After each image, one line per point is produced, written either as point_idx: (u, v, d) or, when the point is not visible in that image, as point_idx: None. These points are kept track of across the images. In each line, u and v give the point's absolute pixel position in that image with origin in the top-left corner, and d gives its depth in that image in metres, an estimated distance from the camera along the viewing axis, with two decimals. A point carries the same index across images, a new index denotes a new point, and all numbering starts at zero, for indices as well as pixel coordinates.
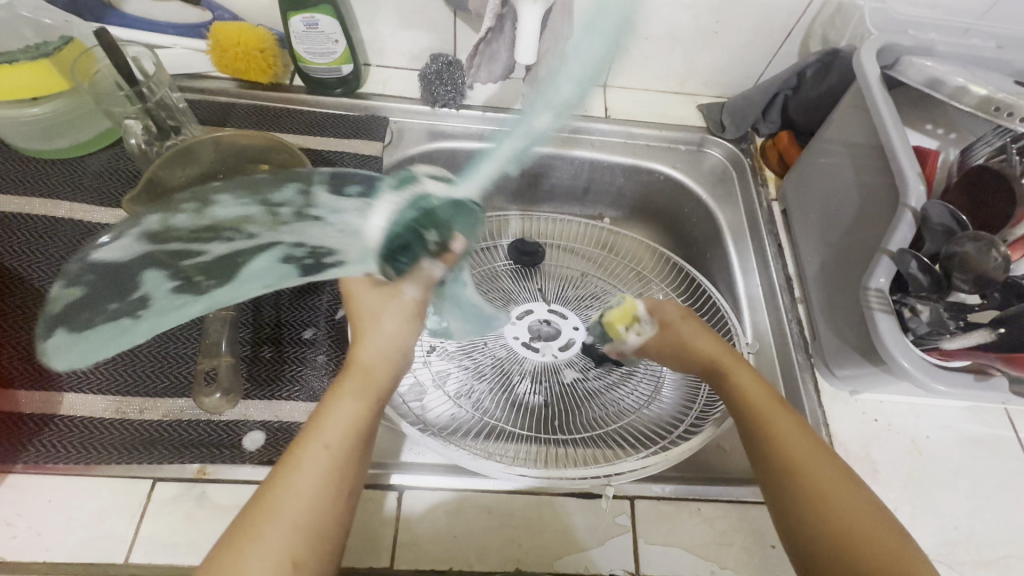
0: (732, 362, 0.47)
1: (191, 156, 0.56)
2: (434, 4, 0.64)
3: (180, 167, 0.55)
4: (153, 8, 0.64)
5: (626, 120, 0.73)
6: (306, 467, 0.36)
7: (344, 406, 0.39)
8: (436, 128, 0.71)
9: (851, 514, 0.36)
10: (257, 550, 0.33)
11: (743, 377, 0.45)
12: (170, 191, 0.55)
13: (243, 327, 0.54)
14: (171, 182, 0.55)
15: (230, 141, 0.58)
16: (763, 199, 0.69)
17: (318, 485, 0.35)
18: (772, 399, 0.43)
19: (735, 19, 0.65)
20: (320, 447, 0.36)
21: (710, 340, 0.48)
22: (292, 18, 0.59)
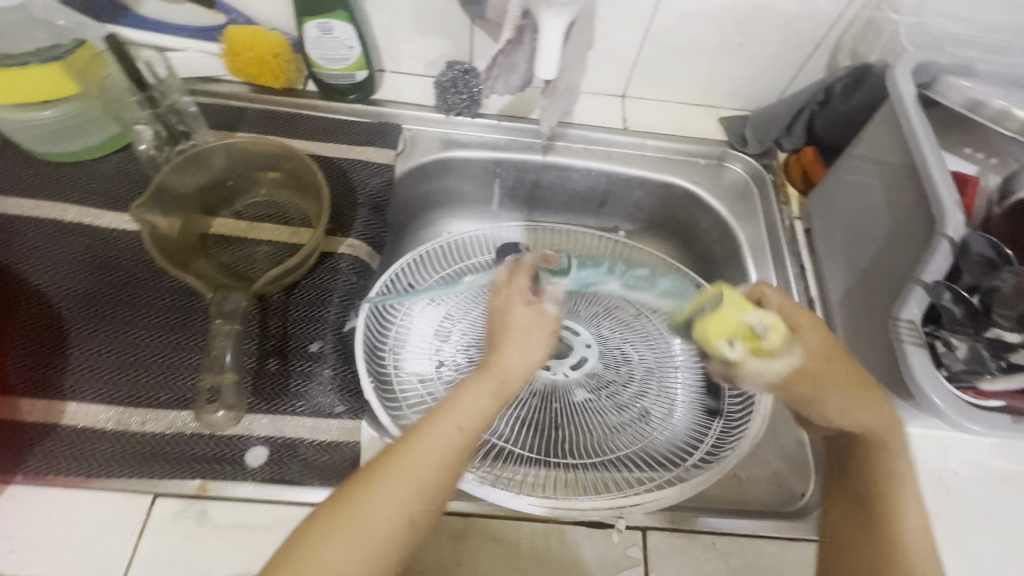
0: (896, 488, 0.41)
1: (200, 160, 0.54)
2: (451, 10, 0.63)
3: (188, 172, 0.54)
4: (168, 11, 0.64)
5: (645, 132, 0.71)
6: (438, 434, 0.38)
7: (479, 394, 0.41)
8: (450, 136, 0.69)
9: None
10: (386, 489, 0.35)
11: (909, 514, 0.40)
12: (180, 198, 0.53)
13: (248, 338, 0.53)
14: (179, 187, 0.53)
15: (241, 148, 0.56)
16: (785, 217, 0.67)
17: (445, 454, 0.38)
18: (927, 544, 0.39)
19: (762, 31, 0.63)
20: (451, 423, 0.39)
21: (843, 395, 0.43)
22: (306, 24, 0.58)
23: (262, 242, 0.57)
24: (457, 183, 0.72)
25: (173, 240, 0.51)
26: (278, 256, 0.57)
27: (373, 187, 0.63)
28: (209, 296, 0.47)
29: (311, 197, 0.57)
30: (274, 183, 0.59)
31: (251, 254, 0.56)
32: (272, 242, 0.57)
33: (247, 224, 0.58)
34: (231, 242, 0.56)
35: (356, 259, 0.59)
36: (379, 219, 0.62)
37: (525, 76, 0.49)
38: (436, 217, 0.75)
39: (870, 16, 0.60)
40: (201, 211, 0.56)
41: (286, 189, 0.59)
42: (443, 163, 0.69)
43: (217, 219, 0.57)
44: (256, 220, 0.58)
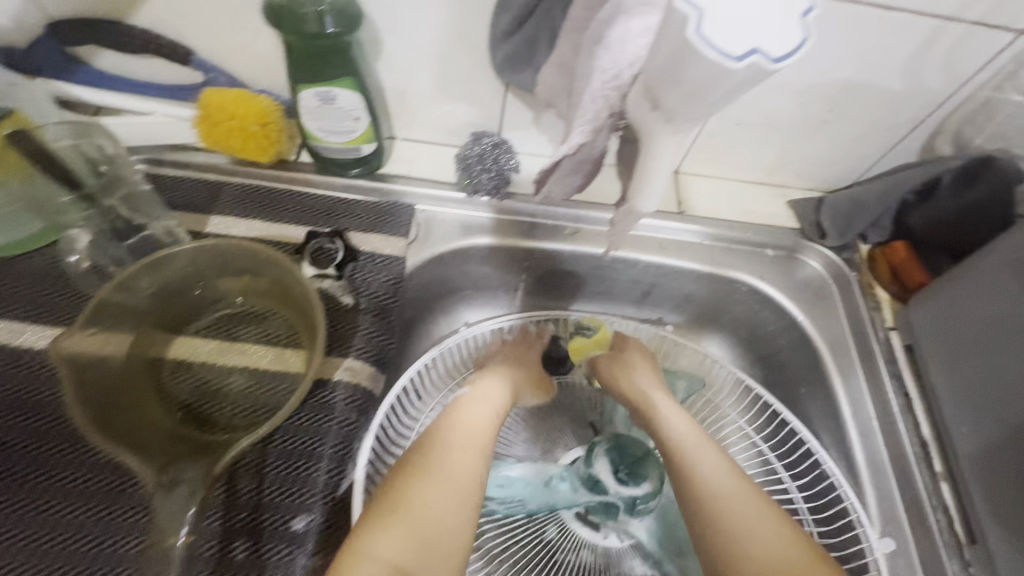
0: (704, 449, 0.45)
1: (154, 268, 0.41)
2: (482, 75, 0.51)
3: (143, 283, 0.40)
4: (130, 65, 0.52)
5: (703, 217, 0.60)
6: (444, 470, 0.41)
7: (435, 460, 0.41)
8: (472, 220, 0.58)
9: (789, 561, 0.38)
10: (402, 519, 0.37)
11: (671, 415, 0.48)
12: (122, 319, 0.40)
13: (211, 513, 0.40)
14: (127, 304, 0.40)
15: (210, 251, 0.42)
16: (878, 327, 0.55)
17: (457, 448, 0.42)
18: (697, 437, 0.46)
19: (855, 109, 0.52)
20: (451, 463, 0.41)
21: (683, 422, 0.47)
22: (303, 92, 0.46)
23: (236, 370, 0.44)
24: (478, 271, 0.60)
25: (111, 382, 0.38)
26: (257, 391, 0.44)
27: (378, 288, 0.51)
28: (153, 480, 0.33)
29: (300, 312, 0.44)
30: (252, 289, 0.46)
31: (222, 386, 0.44)
32: (249, 370, 0.45)
33: (217, 345, 0.45)
34: (196, 371, 0.44)
35: (355, 389, 0.46)
36: (386, 330, 0.50)
37: (588, 177, 0.38)
38: (449, 309, 0.62)
39: (988, 97, 0.50)
40: (155, 329, 0.43)
41: (267, 297, 0.46)
42: (464, 251, 0.57)
43: (180, 337, 0.45)
44: (229, 339, 0.46)
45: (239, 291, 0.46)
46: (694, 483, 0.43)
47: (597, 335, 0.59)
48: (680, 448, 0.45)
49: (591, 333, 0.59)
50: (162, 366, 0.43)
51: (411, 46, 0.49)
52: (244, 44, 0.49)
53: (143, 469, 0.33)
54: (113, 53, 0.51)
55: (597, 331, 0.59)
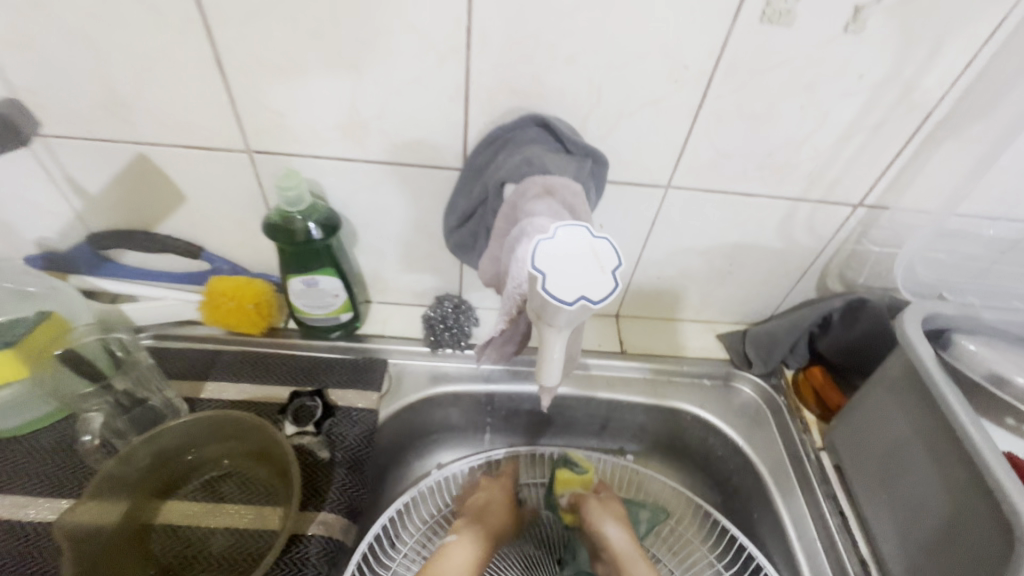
0: None
1: (149, 443, 0.47)
2: (442, 253, 0.62)
3: (141, 458, 0.47)
4: (151, 260, 0.63)
5: (643, 353, 0.68)
6: None
7: None
8: (439, 369, 0.65)
9: None
10: None
11: (638, 575, 0.54)
12: (118, 490, 0.45)
13: None
14: (126, 479, 0.46)
15: (202, 422, 0.49)
16: (810, 448, 0.61)
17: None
18: None
19: (750, 261, 0.64)
20: None
21: None
22: (291, 280, 0.56)
23: (218, 530, 0.48)
24: (447, 415, 0.66)
25: (101, 554, 0.43)
26: (237, 550, 0.48)
27: (353, 439, 0.57)
28: None
29: (278, 469, 0.50)
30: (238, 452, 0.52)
31: (203, 548, 0.48)
32: (230, 530, 0.49)
33: (202, 506, 0.50)
34: (181, 534, 0.48)
35: (328, 541, 0.50)
36: (359, 480, 0.54)
37: (519, 345, 0.46)
38: (422, 451, 0.67)
39: (852, 249, 0.61)
40: (148, 496, 0.48)
41: (252, 458, 0.52)
42: (432, 398, 0.64)
43: (170, 503, 0.49)
44: (212, 500, 0.50)
45: (225, 455, 0.51)
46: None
47: (586, 474, 0.62)
48: None
49: (582, 471, 0.62)
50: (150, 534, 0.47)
51: (382, 235, 0.61)
52: (247, 241, 0.61)
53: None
54: (138, 253, 0.62)
55: (585, 472, 0.62)
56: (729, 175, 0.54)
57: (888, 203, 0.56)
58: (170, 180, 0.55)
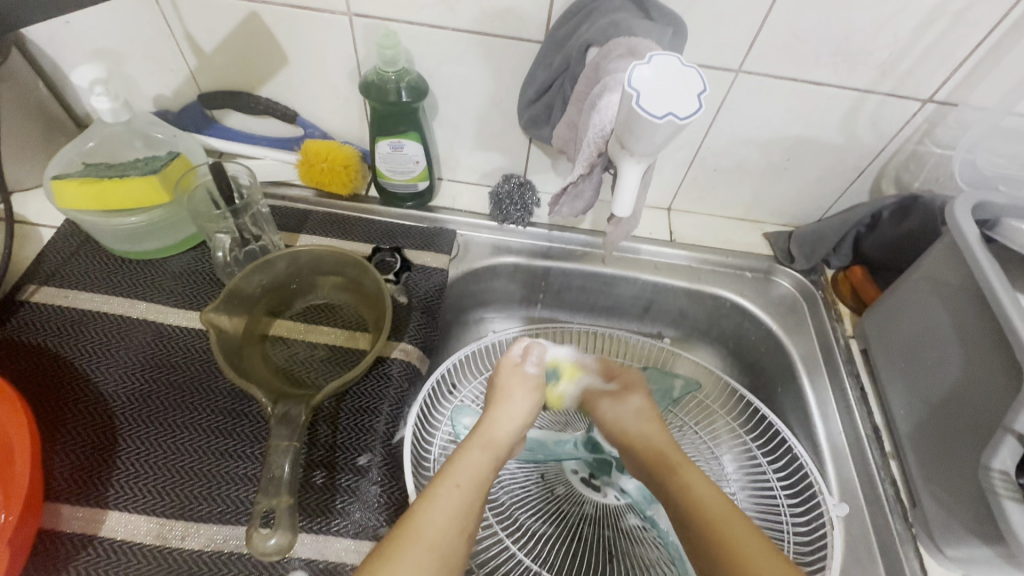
0: (730, 517, 0.44)
1: (264, 266, 0.55)
2: (513, 131, 0.67)
3: (264, 278, 0.56)
4: (251, 123, 0.70)
5: (691, 244, 0.73)
6: (444, 495, 0.45)
7: (473, 453, 0.49)
8: (501, 242, 0.72)
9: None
10: (426, 528, 0.42)
11: (691, 474, 0.49)
12: (244, 299, 0.55)
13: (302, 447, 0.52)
14: (248, 291, 0.55)
15: (307, 255, 0.57)
16: (840, 334, 0.66)
17: (456, 509, 0.44)
18: (721, 498, 0.46)
19: (807, 158, 0.66)
20: (460, 491, 0.45)
21: (698, 476, 0.48)
22: (379, 142, 0.62)
23: (319, 346, 0.58)
24: (505, 286, 0.74)
25: (236, 341, 0.52)
26: (333, 361, 0.57)
27: (426, 290, 0.65)
28: (269, 407, 0.46)
29: (369, 304, 0.58)
30: (334, 287, 0.60)
31: (307, 357, 0.57)
32: (328, 347, 0.58)
33: (304, 327, 0.59)
34: (288, 345, 0.57)
35: (407, 364, 0.59)
36: (431, 323, 0.63)
37: (588, 202, 0.51)
38: (480, 316, 0.75)
39: (914, 148, 0.63)
40: (265, 312, 0.58)
41: (345, 292, 0.60)
42: (494, 268, 0.71)
43: (279, 320, 0.59)
44: (312, 323, 0.59)
45: (323, 289, 0.60)
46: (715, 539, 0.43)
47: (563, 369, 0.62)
48: (695, 511, 0.46)
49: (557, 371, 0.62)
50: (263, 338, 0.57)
51: (459, 110, 0.65)
52: (336, 108, 0.67)
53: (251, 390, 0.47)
54: (241, 114, 0.69)
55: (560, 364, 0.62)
56: (801, 60, 0.55)
57: (957, 100, 0.57)
58: (275, 40, 0.60)
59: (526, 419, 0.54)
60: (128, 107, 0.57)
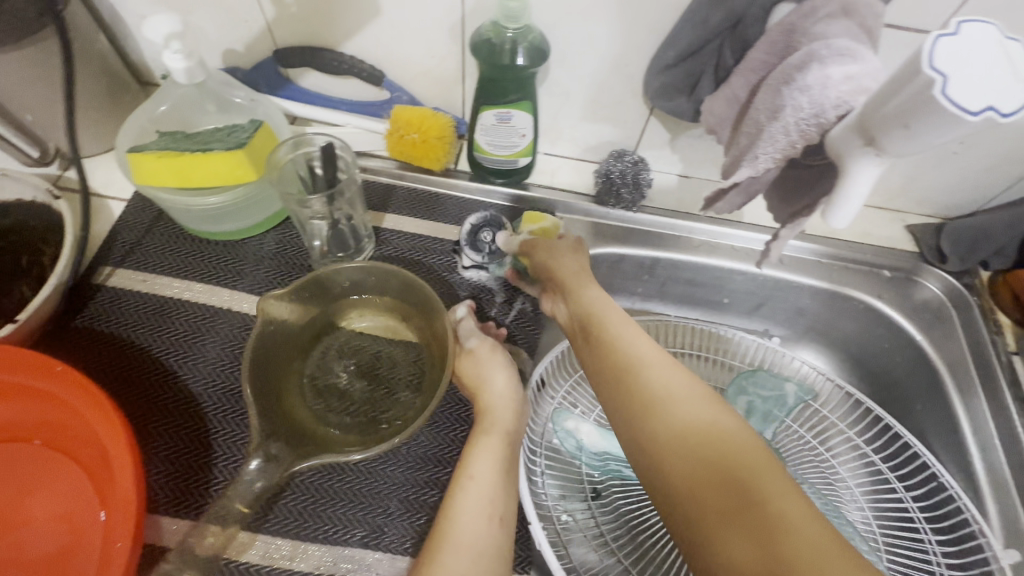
0: (663, 370, 0.38)
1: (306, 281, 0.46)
2: (633, 101, 0.57)
3: (303, 294, 0.46)
4: (330, 84, 0.62)
5: (821, 236, 0.64)
6: (471, 488, 0.40)
7: (485, 450, 0.43)
8: (605, 228, 0.64)
9: (748, 463, 0.32)
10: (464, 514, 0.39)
11: (637, 340, 0.41)
12: (285, 326, 0.46)
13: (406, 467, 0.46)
14: (280, 314, 0.45)
15: (351, 265, 0.46)
16: (1001, 350, 0.57)
17: (486, 502, 0.40)
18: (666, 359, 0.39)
19: (987, 141, 0.55)
20: (479, 487, 0.40)
21: (643, 345, 0.40)
22: (485, 112, 0.54)
23: (390, 362, 0.49)
24: (606, 277, 0.66)
25: (272, 377, 0.44)
26: (410, 380, 0.48)
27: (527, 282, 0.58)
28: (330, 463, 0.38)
29: (429, 324, 0.48)
30: (388, 295, 0.49)
31: (384, 373, 0.49)
32: (402, 360, 0.49)
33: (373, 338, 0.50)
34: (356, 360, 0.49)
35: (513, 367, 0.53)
36: (534, 319, 0.56)
37: (751, 197, 0.43)
38: None
39: None
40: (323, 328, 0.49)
41: (401, 300, 0.49)
42: (597, 257, 0.64)
43: (333, 335, 0.49)
44: (374, 338, 0.50)
45: (374, 300, 0.50)
46: (644, 381, 0.37)
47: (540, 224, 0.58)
48: (627, 368, 0.39)
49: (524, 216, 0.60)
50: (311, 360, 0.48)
51: (573, 74, 0.56)
52: (429, 70, 0.58)
53: (278, 463, 0.38)
54: (319, 74, 0.60)
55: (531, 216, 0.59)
56: None
57: None
58: None
59: (514, 396, 0.46)
60: (204, 67, 0.49)
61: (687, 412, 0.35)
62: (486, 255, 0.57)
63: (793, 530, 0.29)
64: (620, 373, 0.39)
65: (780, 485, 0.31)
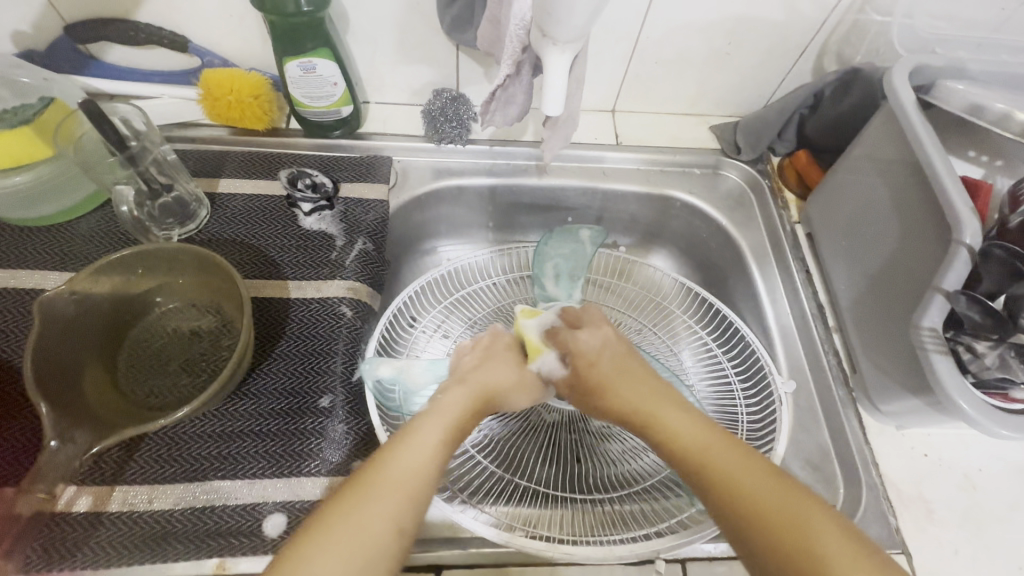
0: (711, 448, 0.41)
1: (98, 276, 0.47)
2: (437, 39, 0.61)
3: (95, 289, 0.47)
4: (137, 57, 0.61)
5: (638, 146, 0.71)
6: (356, 529, 0.35)
7: (375, 482, 0.37)
8: (442, 165, 0.68)
9: (790, 513, 0.35)
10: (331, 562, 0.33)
11: (673, 420, 0.44)
12: (78, 325, 0.46)
13: (246, 413, 0.50)
14: (68, 313, 0.45)
15: (149, 252, 0.48)
16: (786, 222, 0.67)
17: (367, 539, 0.34)
18: (722, 442, 0.41)
19: (749, 39, 0.63)
20: (358, 520, 0.35)
21: (687, 423, 0.43)
22: (288, 64, 0.56)
23: (200, 340, 0.51)
24: (453, 211, 0.71)
25: (69, 372, 0.44)
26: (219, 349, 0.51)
27: (368, 224, 0.61)
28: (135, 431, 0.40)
29: (226, 288, 0.51)
30: (189, 278, 0.52)
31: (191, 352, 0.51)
32: (211, 337, 0.51)
33: (177, 326, 0.52)
34: (162, 348, 0.50)
35: (358, 302, 0.57)
36: (375, 257, 0.60)
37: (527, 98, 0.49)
38: (429, 246, 0.73)
39: (855, 19, 0.60)
40: (125, 322, 0.50)
41: (199, 281, 0.52)
42: (438, 193, 0.68)
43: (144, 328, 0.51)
44: (179, 322, 0.52)
45: (174, 281, 0.52)
46: (660, 425, 0.44)
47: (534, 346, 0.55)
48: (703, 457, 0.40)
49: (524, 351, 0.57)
50: (125, 356, 0.49)
51: (372, 18, 0.58)
52: (232, 29, 0.59)
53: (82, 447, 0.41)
54: (122, 47, 0.60)
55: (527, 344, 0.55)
56: None
57: None
58: None
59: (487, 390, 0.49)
60: None
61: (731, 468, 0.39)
62: (317, 212, 0.60)
63: (794, 520, 0.35)
64: (688, 445, 0.41)
65: (771, 480, 0.37)
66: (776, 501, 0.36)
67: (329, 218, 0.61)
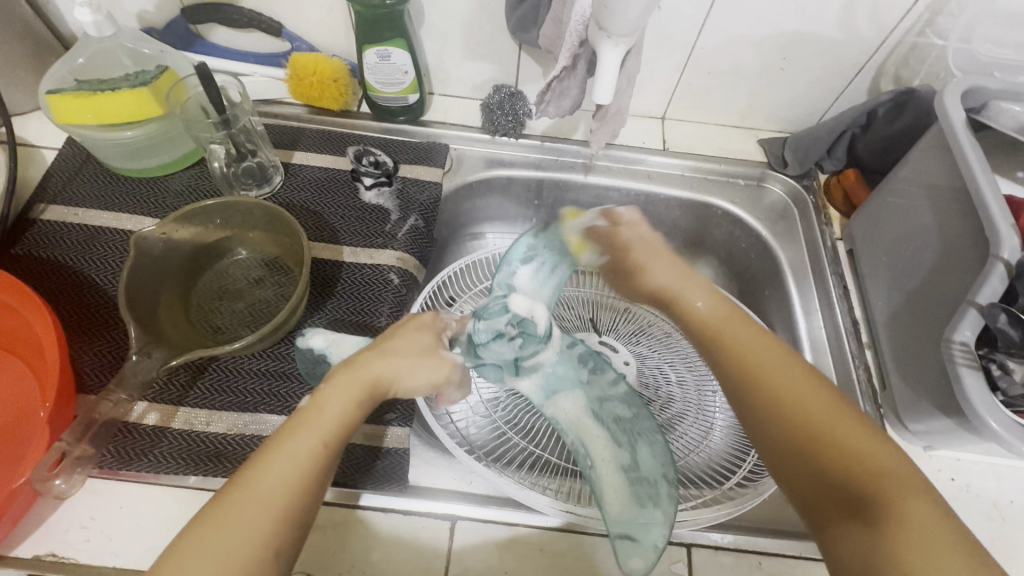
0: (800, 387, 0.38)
1: (184, 220, 0.53)
2: (502, 37, 0.66)
3: (181, 232, 0.54)
4: (237, 39, 0.69)
5: (684, 153, 0.73)
6: (243, 512, 0.33)
7: (274, 458, 0.35)
8: (494, 156, 0.72)
9: (884, 479, 0.33)
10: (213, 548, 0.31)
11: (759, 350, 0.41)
12: (164, 262, 0.53)
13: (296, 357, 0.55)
14: (157, 249, 0.52)
15: (229, 204, 0.54)
16: (828, 238, 0.67)
17: (257, 522, 0.33)
18: (799, 381, 0.38)
19: (805, 56, 0.64)
20: (245, 508, 0.33)
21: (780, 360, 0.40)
22: (366, 51, 0.62)
23: (263, 287, 0.57)
24: (499, 201, 0.75)
25: (152, 300, 0.51)
26: (278, 298, 0.56)
27: (421, 203, 0.66)
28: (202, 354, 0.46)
29: (291, 244, 0.57)
30: (260, 231, 0.58)
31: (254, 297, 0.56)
32: (272, 285, 0.57)
33: (244, 273, 0.57)
34: (230, 291, 0.56)
35: (405, 271, 0.61)
36: (425, 233, 0.64)
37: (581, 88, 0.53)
38: (474, 232, 0.77)
39: (915, 41, 0.61)
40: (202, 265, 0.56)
41: (268, 236, 0.58)
42: (487, 182, 0.72)
43: (218, 273, 0.57)
44: (247, 270, 0.58)
45: (246, 234, 0.58)
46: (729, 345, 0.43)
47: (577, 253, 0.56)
48: (792, 400, 0.37)
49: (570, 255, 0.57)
50: (199, 295, 0.55)
51: (446, 15, 0.64)
52: (322, 18, 0.66)
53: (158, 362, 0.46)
54: (226, 29, 0.68)
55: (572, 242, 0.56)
56: None
57: None
58: None
59: (407, 361, 0.43)
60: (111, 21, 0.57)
61: (810, 406, 0.37)
62: (376, 188, 0.66)
63: (883, 487, 0.32)
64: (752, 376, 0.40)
65: (860, 434, 0.35)
66: (866, 458, 0.34)
67: (387, 194, 0.66)
